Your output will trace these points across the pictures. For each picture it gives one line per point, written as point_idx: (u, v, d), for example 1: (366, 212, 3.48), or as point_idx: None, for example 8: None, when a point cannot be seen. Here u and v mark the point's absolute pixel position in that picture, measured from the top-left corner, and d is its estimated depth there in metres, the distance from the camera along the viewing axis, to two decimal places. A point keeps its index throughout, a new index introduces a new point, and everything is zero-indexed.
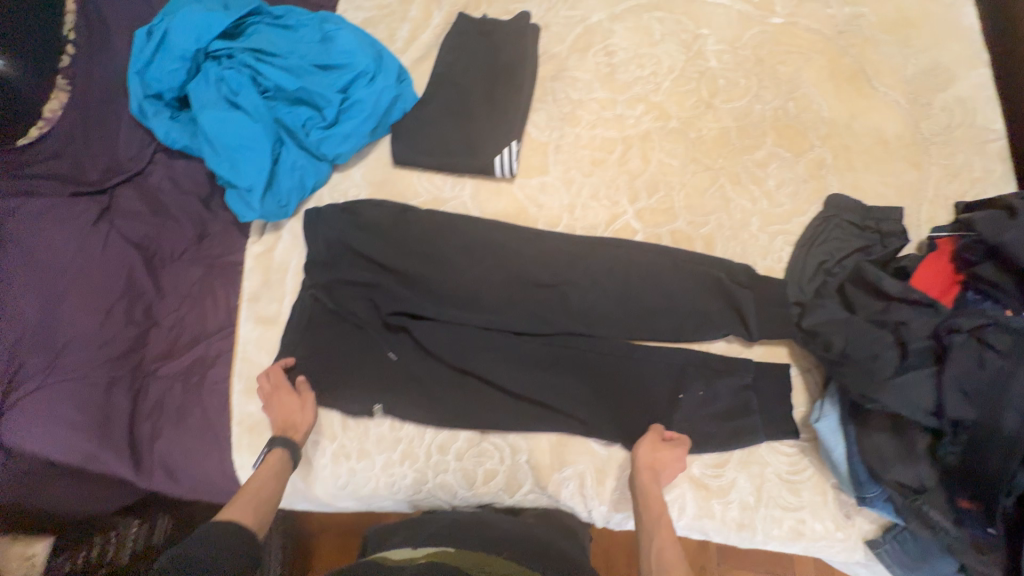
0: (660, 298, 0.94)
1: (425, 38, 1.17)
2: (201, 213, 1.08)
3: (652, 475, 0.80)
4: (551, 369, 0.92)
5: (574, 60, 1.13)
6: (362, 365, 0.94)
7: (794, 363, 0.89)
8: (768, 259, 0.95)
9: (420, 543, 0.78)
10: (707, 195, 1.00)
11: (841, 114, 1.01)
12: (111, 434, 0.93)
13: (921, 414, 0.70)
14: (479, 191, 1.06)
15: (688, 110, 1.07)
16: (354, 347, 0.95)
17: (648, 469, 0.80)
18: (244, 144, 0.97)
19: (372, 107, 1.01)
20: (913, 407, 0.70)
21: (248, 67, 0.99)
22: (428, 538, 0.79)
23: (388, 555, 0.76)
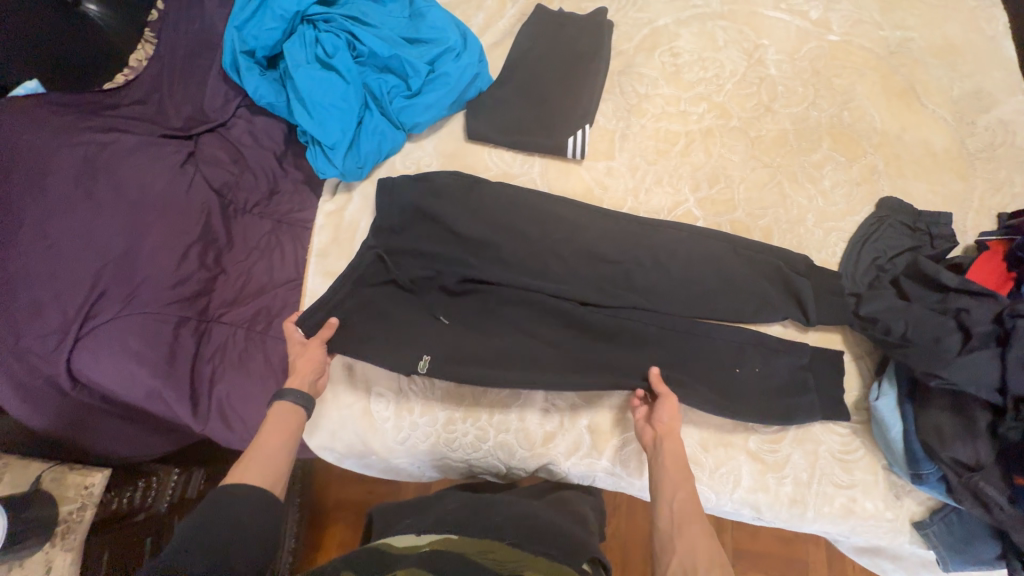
0: (720, 281, 0.98)
1: (501, 24, 1.23)
2: (274, 170, 1.13)
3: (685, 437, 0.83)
4: (609, 338, 0.97)
5: (641, 57, 1.20)
6: (425, 328, 0.97)
7: (848, 350, 0.94)
8: (823, 252, 1.01)
9: (425, 530, 0.78)
10: (766, 190, 1.06)
11: (893, 126, 1.08)
12: (175, 373, 0.93)
13: (985, 390, 0.76)
14: (548, 169, 1.10)
15: (748, 111, 1.13)
16: (424, 310, 0.99)
17: (666, 433, 0.81)
18: (333, 105, 1.02)
19: (455, 81, 1.06)
20: (976, 383, 0.76)
21: (343, 34, 1.04)
22: (435, 522, 0.80)
23: (393, 541, 0.75)
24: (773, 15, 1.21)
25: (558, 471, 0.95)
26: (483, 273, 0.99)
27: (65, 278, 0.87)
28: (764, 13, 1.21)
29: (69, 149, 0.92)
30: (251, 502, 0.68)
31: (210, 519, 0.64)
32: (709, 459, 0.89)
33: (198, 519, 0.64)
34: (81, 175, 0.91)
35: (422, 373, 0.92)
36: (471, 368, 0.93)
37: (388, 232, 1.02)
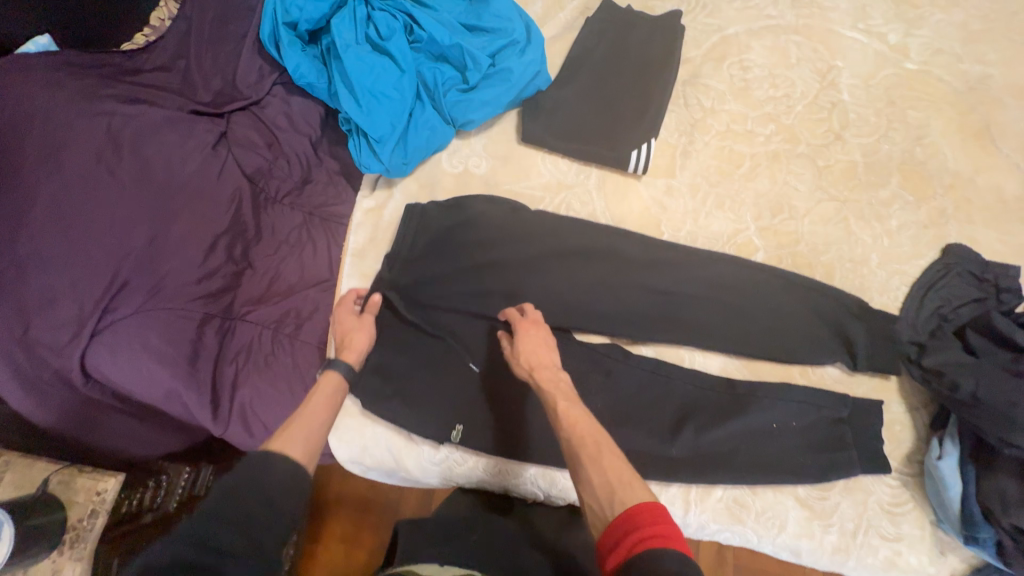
0: (777, 320, 0.93)
1: (563, 16, 1.13)
2: (309, 157, 1.03)
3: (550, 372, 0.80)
4: (665, 375, 0.91)
5: (709, 68, 1.12)
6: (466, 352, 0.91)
7: (903, 401, 0.91)
8: (885, 295, 0.97)
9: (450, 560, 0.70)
10: (830, 224, 1.02)
11: (965, 168, 1.04)
12: (197, 373, 0.86)
13: None
14: (605, 183, 1.04)
15: (818, 138, 1.07)
16: (461, 357, 0.91)
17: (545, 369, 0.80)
18: (382, 92, 0.94)
19: (518, 77, 0.97)
20: None
21: (399, 15, 0.95)
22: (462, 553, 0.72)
23: (416, 568, 0.67)
24: (850, 36, 1.14)
25: None
26: (531, 294, 0.93)
27: (80, 265, 0.78)
28: (842, 33, 1.15)
29: (90, 119, 0.82)
30: (292, 501, 0.60)
31: (247, 496, 0.56)
32: (757, 503, 0.86)
33: (231, 488, 0.57)
34: (104, 149, 0.82)
35: (457, 443, 0.88)
36: (521, 395, 0.90)
37: (419, 274, 0.94)
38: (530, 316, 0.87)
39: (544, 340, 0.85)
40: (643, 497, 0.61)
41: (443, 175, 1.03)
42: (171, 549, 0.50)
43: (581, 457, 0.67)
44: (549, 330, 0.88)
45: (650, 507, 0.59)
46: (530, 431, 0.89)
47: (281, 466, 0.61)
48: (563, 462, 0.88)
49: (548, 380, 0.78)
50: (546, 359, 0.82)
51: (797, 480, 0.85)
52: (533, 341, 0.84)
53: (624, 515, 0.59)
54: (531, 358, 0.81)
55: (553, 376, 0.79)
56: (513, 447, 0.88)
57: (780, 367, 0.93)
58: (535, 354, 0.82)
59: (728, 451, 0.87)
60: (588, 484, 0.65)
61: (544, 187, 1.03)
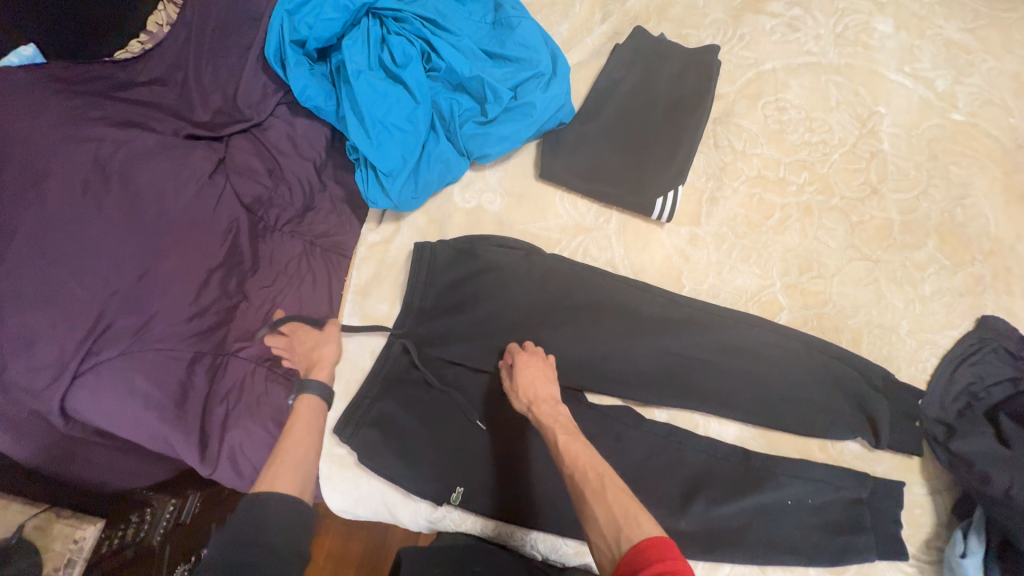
0: (798, 390, 0.88)
1: (589, 41, 1.07)
2: (312, 183, 0.97)
3: (551, 404, 0.79)
4: (678, 442, 0.87)
5: (743, 106, 1.06)
6: (470, 405, 0.87)
7: (924, 482, 0.87)
8: (913, 367, 0.93)
9: None
10: (861, 286, 0.96)
11: (1007, 234, 0.98)
12: (185, 416, 0.80)
13: None
14: (626, 229, 0.98)
15: (853, 191, 1.01)
16: (461, 413, 0.86)
17: (546, 402, 0.79)
18: (394, 123, 0.87)
19: (541, 113, 0.90)
20: None
21: (417, 39, 0.88)
22: None
23: None
24: (895, 79, 1.07)
25: None
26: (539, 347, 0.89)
27: (62, 305, 0.73)
28: (885, 75, 1.07)
29: (75, 144, 0.76)
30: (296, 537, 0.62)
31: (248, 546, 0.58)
32: None
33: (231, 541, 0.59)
34: (90, 179, 0.76)
35: (456, 505, 0.84)
36: (525, 456, 0.86)
37: (421, 320, 0.90)
38: (531, 349, 0.85)
39: (545, 373, 0.83)
40: (649, 530, 0.58)
41: (455, 211, 0.98)
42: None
43: (585, 493, 0.65)
44: (550, 361, 0.86)
45: (659, 541, 0.56)
46: (534, 495, 0.85)
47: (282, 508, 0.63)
48: (567, 530, 0.84)
49: (547, 416, 0.77)
50: (545, 393, 0.80)
51: (810, 563, 0.82)
52: (534, 374, 0.82)
53: (632, 552, 0.56)
54: (529, 390, 0.80)
55: (552, 411, 0.78)
56: (516, 510, 0.84)
57: (794, 437, 0.90)
58: (532, 387, 0.80)
59: (739, 528, 0.83)
60: (594, 521, 0.62)
61: (561, 228, 0.97)
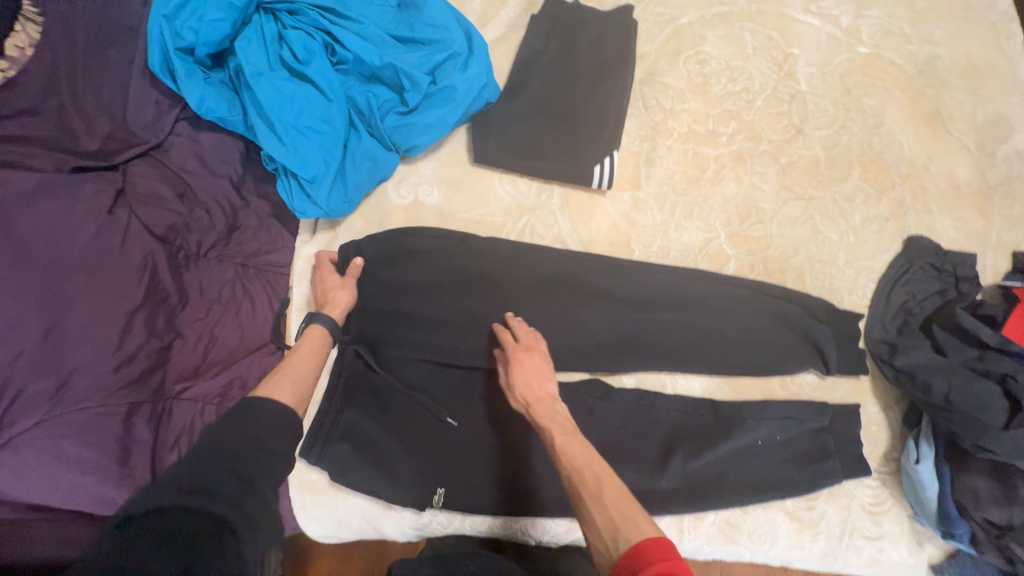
0: (748, 334, 0.92)
1: (505, 14, 1.03)
2: (232, 202, 0.89)
3: (547, 402, 0.78)
4: (648, 404, 0.88)
5: (665, 64, 1.06)
6: (438, 403, 0.85)
7: (877, 401, 0.92)
8: (854, 295, 0.97)
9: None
10: (798, 225, 1.00)
11: (920, 155, 1.04)
12: (132, 472, 0.74)
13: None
14: (568, 202, 0.97)
15: (779, 134, 1.04)
16: (429, 412, 0.84)
17: (543, 400, 0.78)
18: (309, 124, 0.81)
19: (464, 95, 0.87)
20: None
21: (318, 31, 0.82)
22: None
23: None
24: (804, 20, 1.10)
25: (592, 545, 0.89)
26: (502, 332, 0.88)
27: None
28: (795, 17, 1.10)
29: None
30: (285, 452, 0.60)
31: (240, 449, 0.55)
32: (748, 521, 0.87)
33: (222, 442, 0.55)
34: None
35: (440, 507, 0.82)
36: (501, 444, 0.85)
37: (371, 324, 0.86)
38: (524, 343, 0.83)
39: (540, 370, 0.81)
40: (648, 532, 0.58)
41: (391, 209, 0.93)
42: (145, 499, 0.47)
43: (583, 495, 0.65)
44: (543, 352, 0.83)
45: (661, 544, 0.56)
46: (518, 482, 0.84)
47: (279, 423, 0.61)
48: (553, 510, 0.84)
49: (543, 415, 0.76)
50: (541, 391, 0.79)
51: (786, 494, 0.86)
52: (529, 371, 0.80)
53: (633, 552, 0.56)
54: (525, 391, 0.78)
55: (549, 411, 0.77)
56: (501, 501, 0.83)
57: (755, 380, 0.92)
58: (528, 386, 0.79)
59: (716, 475, 0.86)
60: (591, 521, 0.62)
61: (504, 212, 0.95)
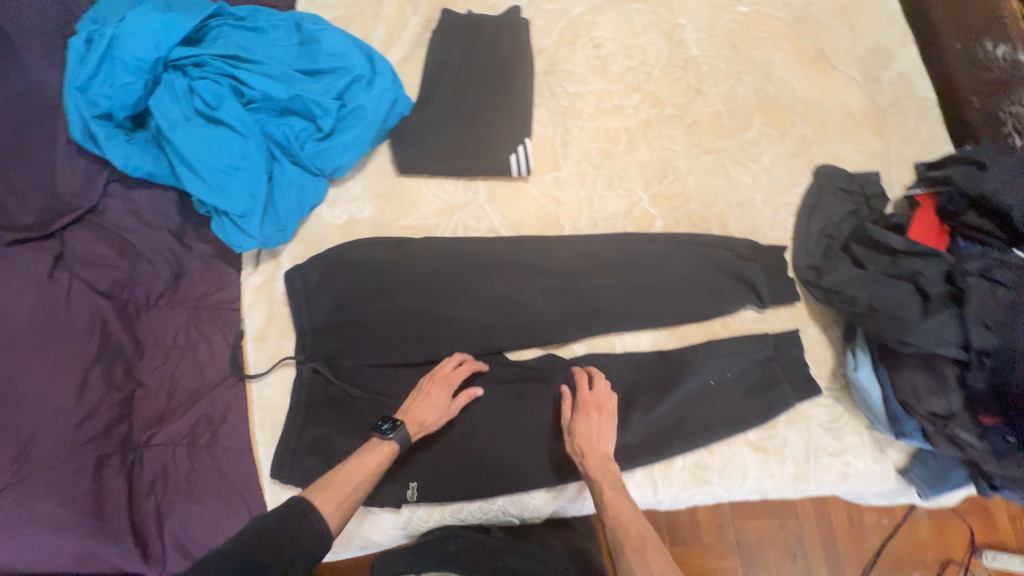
0: (682, 283, 0.97)
1: (406, 36, 1.11)
2: (175, 250, 0.93)
3: (599, 458, 0.82)
4: (600, 365, 0.92)
5: (564, 53, 1.14)
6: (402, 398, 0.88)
7: (817, 322, 0.96)
8: (777, 230, 1.03)
9: None
10: (712, 175, 1.06)
11: (812, 93, 1.12)
12: (108, 521, 0.76)
13: (947, 348, 0.76)
14: (494, 192, 1.02)
15: (680, 97, 1.12)
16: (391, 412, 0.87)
17: (596, 454, 0.82)
18: (231, 163, 0.86)
19: (374, 113, 0.93)
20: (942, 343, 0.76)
21: (224, 77, 0.87)
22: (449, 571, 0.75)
23: None
24: None
25: (573, 510, 0.91)
26: (450, 323, 0.92)
27: None
28: None
29: None
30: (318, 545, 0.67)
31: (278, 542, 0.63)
32: (716, 461, 0.90)
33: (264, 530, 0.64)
34: None
35: (416, 500, 0.85)
36: (468, 430, 0.88)
37: (323, 338, 0.89)
38: (592, 397, 0.86)
39: (602, 427, 0.84)
40: None
41: (328, 229, 0.98)
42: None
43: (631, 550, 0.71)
44: (610, 410, 0.86)
45: None
46: (489, 464, 0.87)
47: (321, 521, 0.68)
48: (528, 484, 0.86)
49: (595, 470, 0.80)
50: (598, 447, 0.83)
51: (744, 428, 0.89)
52: (591, 427, 0.83)
53: None
54: (584, 444, 0.82)
55: (601, 466, 0.81)
56: (477, 485, 0.86)
57: (697, 327, 0.96)
58: (586, 439, 0.82)
59: (676, 420, 0.90)
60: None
61: (435, 213, 1.00)
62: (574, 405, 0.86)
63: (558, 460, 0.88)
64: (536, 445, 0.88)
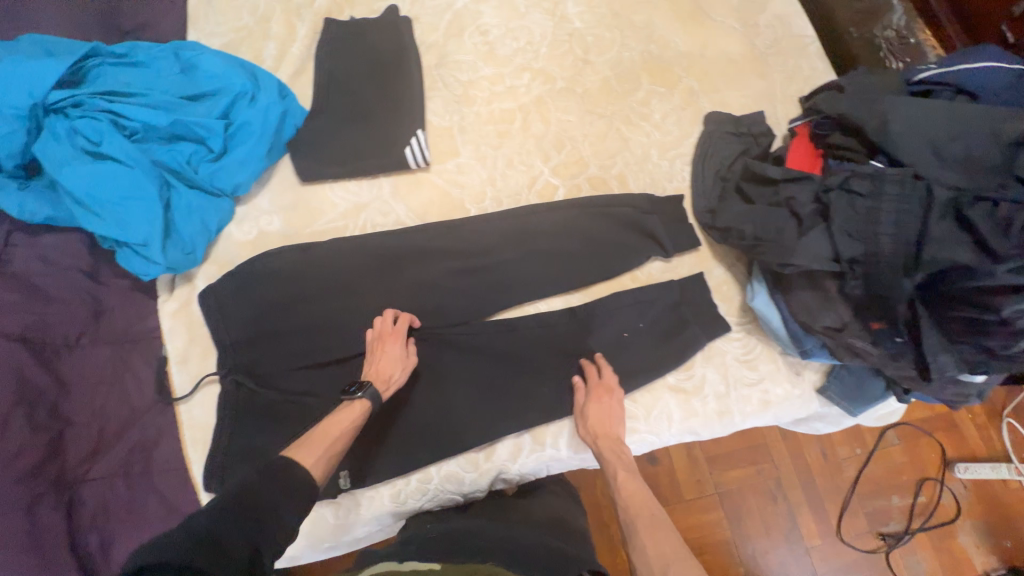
0: (588, 245, 1.00)
1: (295, 50, 1.14)
2: (90, 288, 0.95)
3: (611, 439, 0.86)
4: (518, 335, 0.96)
5: (453, 44, 1.16)
6: (332, 393, 0.91)
7: (721, 262, 1.00)
8: (675, 181, 1.06)
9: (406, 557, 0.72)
10: (608, 139, 1.09)
11: (695, 47, 1.16)
12: (50, 559, 0.77)
13: (822, 262, 0.78)
14: (398, 186, 1.05)
15: (569, 69, 1.15)
16: (318, 411, 0.89)
17: (605, 435, 0.86)
18: (126, 195, 0.88)
19: (261, 126, 0.96)
20: (816, 259, 0.79)
21: (105, 113, 0.89)
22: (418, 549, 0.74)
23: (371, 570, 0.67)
24: None
25: (513, 476, 0.92)
26: (366, 317, 0.94)
27: None
28: None
29: None
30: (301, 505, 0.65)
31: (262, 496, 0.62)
32: (641, 408, 0.93)
33: (253, 486, 0.63)
34: None
35: (351, 488, 0.86)
36: (398, 415, 0.91)
37: (241, 350, 0.91)
38: (607, 381, 0.90)
39: (611, 407, 0.88)
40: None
41: (239, 247, 0.99)
42: (178, 543, 0.53)
43: (637, 524, 0.77)
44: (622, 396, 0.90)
45: None
46: (420, 445, 0.89)
47: (305, 472, 0.68)
48: (461, 456, 0.89)
49: (610, 450, 0.84)
50: (612, 429, 0.87)
51: (661, 372, 0.93)
52: (603, 410, 0.87)
53: None
54: (596, 426, 0.87)
55: (615, 447, 0.85)
56: (411, 468, 0.88)
57: (606, 284, 1.00)
58: (601, 423, 0.87)
59: (593, 374, 0.94)
60: (642, 548, 0.73)
61: (342, 215, 1.03)
62: (587, 391, 0.90)
63: (489, 431, 0.90)
64: (465, 420, 0.91)
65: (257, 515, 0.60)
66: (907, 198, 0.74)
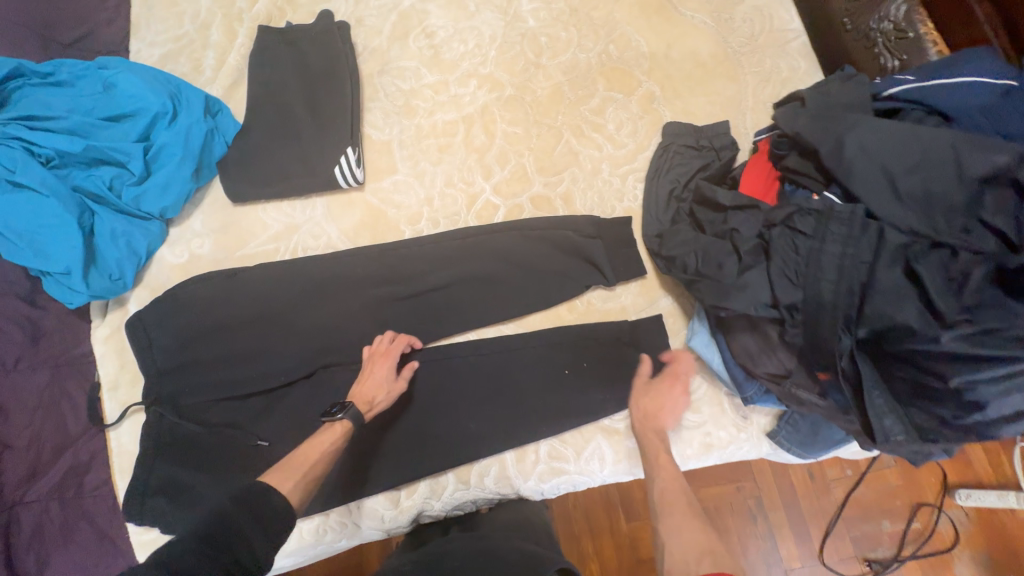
0: (526, 271, 0.93)
1: (232, 61, 1.09)
2: (25, 312, 0.93)
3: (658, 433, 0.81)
4: (450, 367, 0.92)
5: (396, 49, 1.08)
6: (259, 422, 0.90)
7: (668, 292, 0.94)
8: (626, 201, 0.98)
9: None
10: (556, 153, 1.01)
11: (659, 46, 1.05)
12: None
13: (760, 308, 0.71)
14: (331, 207, 1.00)
15: (519, 75, 1.06)
16: (242, 442, 0.88)
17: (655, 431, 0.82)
18: (46, 223, 0.87)
19: (184, 147, 0.93)
20: (752, 303, 0.71)
21: (23, 140, 0.88)
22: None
23: None
24: None
25: (438, 514, 0.89)
26: (293, 348, 0.92)
27: None
28: None
29: None
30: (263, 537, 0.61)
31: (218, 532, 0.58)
32: (572, 448, 0.88)
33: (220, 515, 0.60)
34: None
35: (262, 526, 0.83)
36: None
37: (166, 380, 0.90)
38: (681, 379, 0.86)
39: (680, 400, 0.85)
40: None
41: (171, 271, 0.97)
42: None
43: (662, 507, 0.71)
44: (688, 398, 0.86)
45: None
46: (335, 478, 0.86)
47: (279, 500, 0.65)
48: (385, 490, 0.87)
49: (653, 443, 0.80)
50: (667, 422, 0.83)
51: (596, 412, 0.87)
52: (672, 400, 0.85)
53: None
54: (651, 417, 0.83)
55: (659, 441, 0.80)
56: (330, 503, 0.85)
57: (542, 313, 0.95)
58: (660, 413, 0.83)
59: (523, 410, 0.89)
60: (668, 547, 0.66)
61: (274, 238, 0.99)
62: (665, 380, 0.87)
63: (414, 466, 0.87)
64: (389, 453, 0.88)
65: (223, 547, 0.57)
66: (854, 240, 0.66)
